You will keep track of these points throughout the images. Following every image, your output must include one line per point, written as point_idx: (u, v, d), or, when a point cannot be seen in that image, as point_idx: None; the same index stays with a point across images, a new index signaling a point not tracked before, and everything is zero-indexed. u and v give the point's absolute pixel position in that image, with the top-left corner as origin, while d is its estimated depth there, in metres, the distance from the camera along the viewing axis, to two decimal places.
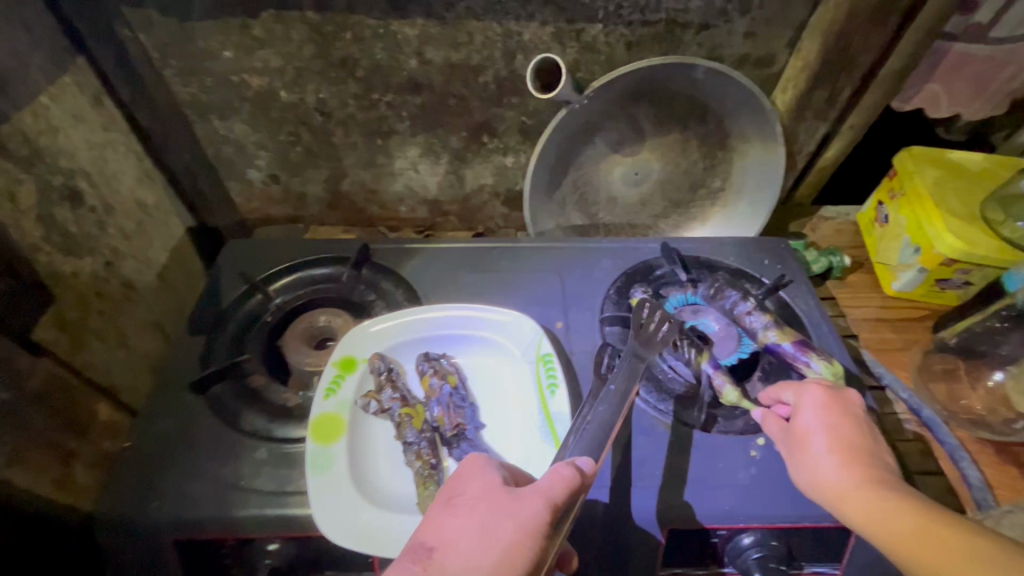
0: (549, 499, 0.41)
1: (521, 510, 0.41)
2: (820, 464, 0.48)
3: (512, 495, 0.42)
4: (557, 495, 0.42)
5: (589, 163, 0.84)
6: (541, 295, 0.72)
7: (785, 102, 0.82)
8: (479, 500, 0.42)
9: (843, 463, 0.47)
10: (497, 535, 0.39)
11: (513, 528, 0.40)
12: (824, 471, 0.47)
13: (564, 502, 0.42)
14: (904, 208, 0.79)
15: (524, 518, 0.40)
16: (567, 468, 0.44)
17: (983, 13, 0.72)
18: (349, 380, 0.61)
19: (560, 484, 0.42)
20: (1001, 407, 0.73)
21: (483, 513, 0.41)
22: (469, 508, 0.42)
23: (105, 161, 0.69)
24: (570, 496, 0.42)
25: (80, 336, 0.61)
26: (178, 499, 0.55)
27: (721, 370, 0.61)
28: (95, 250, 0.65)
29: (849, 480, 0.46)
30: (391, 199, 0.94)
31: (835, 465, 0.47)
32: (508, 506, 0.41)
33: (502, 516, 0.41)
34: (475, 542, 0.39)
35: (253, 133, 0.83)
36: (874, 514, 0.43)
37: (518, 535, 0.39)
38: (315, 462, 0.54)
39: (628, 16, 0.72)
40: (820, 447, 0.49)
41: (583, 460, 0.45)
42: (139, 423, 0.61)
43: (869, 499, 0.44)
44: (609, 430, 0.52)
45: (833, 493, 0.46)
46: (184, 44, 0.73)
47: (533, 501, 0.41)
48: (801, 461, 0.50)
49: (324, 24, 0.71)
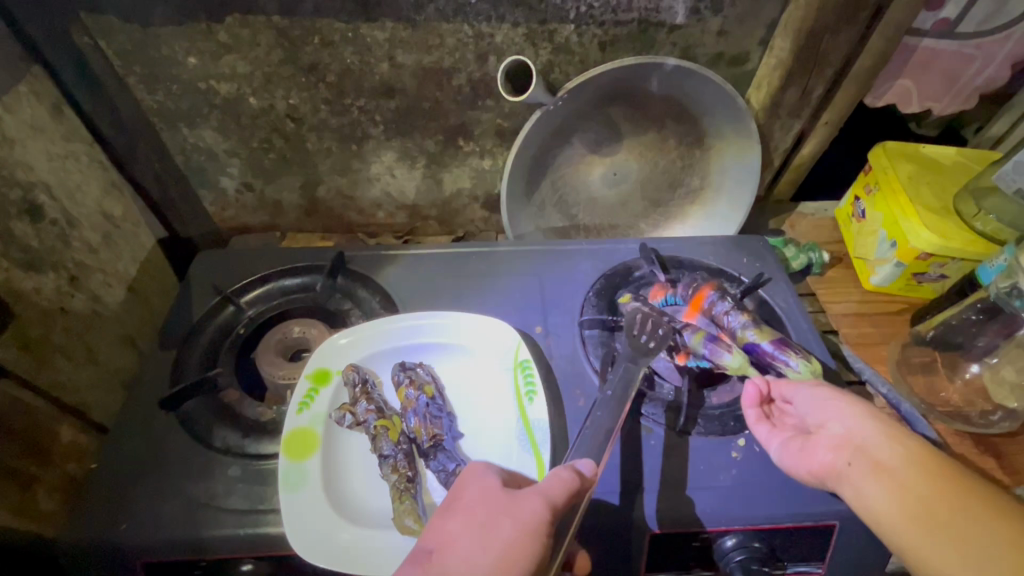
0: (546, 499, 0.43)
1: (518, 511, 0.42)
2: (855, 409, 0.52)
3: (510, 498, 0.44)
4: (556, 496, 0.43)
5: (568, 164, 0.84)
6: (520, 298, 0.71)
7: (759, 100, 0.82)
8: (477, 504, 0.44)
9: (874, 414, 0.52)
10: (496, 535, 0.41)
11: (512, 527, 0.41)
12: (856, 411, 0.52)
13: (563, 504, 0.43)
14: (880, 203, 0.80)
15: (523, 517, 0.42)
16: (565, 471, 0.45)
17: (950, 9, 0.73)
18: (323, 394, 0.60)
19: (558, 486, 0.44)
20: (978, 399, 0.74)
21: (482, 515, 0.43)
22: (468, 511, 0.43)
23: (68, 173, 0.67)
24: (569, 499, 0.44)
25: (44, 354, 0.59)
26: (146, 523, 0.54)
27: (720, 341, 0.62)
28: (58, 265, 0.63)
29: (881, 426, 0.51)
30: (368, 205, 0.92)
31: (874, 411, 0.52)
32: (508, 508, 0.43)
33: (505, 515, 0.42)
34: (473, 543, 0.41)
35: (223, 140, 0.81)
36: (904, 453, 0.48)
37: (515, 535, 0.41)
38: (287, 479, 0.53)
39: (600, 16, 0.72)
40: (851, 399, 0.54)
41: (582, 463, 0.47)
42: (106, 445, 0.59)
43: (899, 442, 0.49)
44: (609, 433, 0.54)
45: (875, 435, 0.50)
46: (147, 50, 0.71)
47: (530, 501, 0.42)
48: (835, 400, 0.54)
49: (291, 28, 0.70)
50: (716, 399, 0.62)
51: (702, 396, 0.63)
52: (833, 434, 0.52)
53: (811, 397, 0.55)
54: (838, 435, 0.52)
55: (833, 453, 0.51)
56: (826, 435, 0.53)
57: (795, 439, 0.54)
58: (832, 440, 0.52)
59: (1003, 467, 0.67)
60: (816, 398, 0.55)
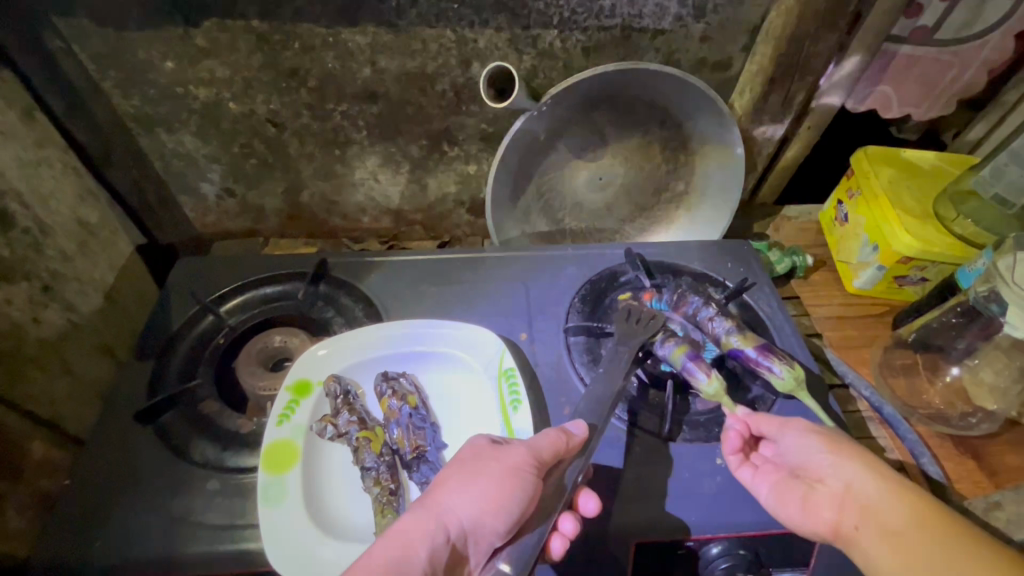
0: (532, 450, 0.48)
1: (507, 457, 0.48)
2: (864, 469, 0.50)
3: (499, 448, 0.49)
4: (543, 449, 0.49)
5: (554, 169, 0.83)
6: (506, 305, 0.71)
7: (743, 106, 0.82)
8: (469, 453, 0.49)
9: (885, 476, 0.49)
10: (484, 478, 0.46)
11: (499, 468, 0.47)
12: (863, 471, 0.49)
13: (548, 457, 0.49)
14: (862, 207, 0.81)
15: (512, 461, 0.48)
16: (554, 431, 0.51)
17: (928, 17, 0.73)
18: (304, 404, 0.59)
19: (546, 442, 0.49)
20: (958, 402, 0.75)
21: (473, 462, 0.48)
22: (460, 461, 0.49)
23: (40, 180, 0.65)
24: (554, 453, 0.49)
25: (16, 366, 0.58)
26: (124, 540, 0.53)
27: (699, 360, 0.60)
28: (31, 275, 0.61)
29: (893, 491, 0.48)
30: (352, 210, 0.91)
31: (873, 461, 0.50)
32: (497, 455, 0.48)
33: (494, 461, 0.48)
34: (466, 484, 0.46)
35: (203, 145, 0.80)
36: (915, 520, 0.46)
37: (503, 474, 0.47)
38: (267, 493, 0.52)
39: (584, 21, 0.72)
40: (855, 450, 0.51)
41: (573, 424, 0.52)
42: (80, 460, 0.58)
43: (911, 508, 0.47)
44: (608, 402, 0.57)
45: (883, 494, 0.48)
46: (123, 55, 0.69)
47: (517, 450, 0.48)
48: (835, 448, 0.52)
49: (271, 33, 0.69)
50: (701, 405, 0.62)
51: (687, 402, 0.63)
52: (832, 489, 0.50)
53: (800, 445, 0.54)
54: (841, 491, 0.49)
55: (837, 512, 0.49)
56: (826, 489, 0.50)
57: (792, 488, 0.52)
58: (833, 496, 0.50)
59: (983, 469, 0.68)
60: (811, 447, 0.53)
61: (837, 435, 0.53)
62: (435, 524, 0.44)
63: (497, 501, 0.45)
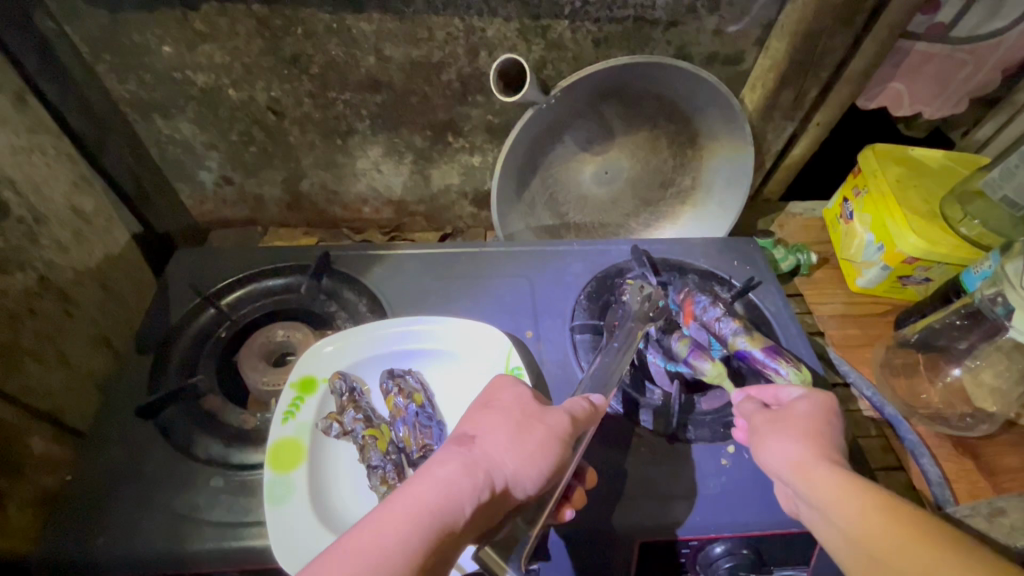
0: (569, 413, 0.48)
1: (549, 419, 0.47)
2: (791, 459, 0.47)
3: (543, 408, 0.49)
4: (578, 416, 0.48)
5: (559, 162, 0.82)
6: (510, 302, 0.70)
7: (753, 101, 0.81)
8: (513, 405, 0.48)
9: (810, 470, 0.45)
10: (531, 434, 0.45)
11: (546, 432, 0.46)
12: (789, 459, 0.47)
13: (582, 425, 0.48)
14: (869, 206, 0.80)
15: (553, 425, 0.47)
16: (582, 402, 0.50)
17: (946, 13, 0.72)
18: (309, 402, 0.58)
19: (580, 411, 0.49)
20: (958, 402, 0.75)
21: (518, 414, 0.47)
22: (505, 409, 0.48)
23: (33, 167, 0.62)
24: (588, 425, 0.49)
25: (13, 360, 0.57)
26: (128, 536, 0.52)
27: (699, 350, 0.63)
28: (26, 265, 0.59)
29: (821, 482, 0.44)
30: (353, 200, 0.90)
31: (805, 450, 0.47)
32: (539, 414, 0.48)
33: (535, 420, 0.47)
34: (511, 435, 0.45)
35: (201, 132, 0.78)
36: (840, 508, 0.42)
37: (547, 439, 0.46)
38: (272, 492, 0.52)
39: (595, 12, 0.70)
40: (792, 444, 0.48)
41: (596, 397, 0.52)
42: (82, 456, 0.57)
43: (845, 497, 0.42)
44: (612, 374, 0.58)
45: (804, 488, 0.45)
46: (116, 37, 0.67)
47: (555, 415, 0.47)
48: (774, 436, 0.49)
49: (272, 17, 0.67)
50: (707, 404, 0.62)
51: (692, 402, 0.63)
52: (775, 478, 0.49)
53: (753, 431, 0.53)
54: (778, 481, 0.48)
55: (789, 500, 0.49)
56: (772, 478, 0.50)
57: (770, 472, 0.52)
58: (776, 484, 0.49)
59: (982, 470, 0.68)
60: (759, 433, 0.51)
61: (792, 423, 0.50)
62: (481, 475, 0.42)
63: (535, 468, 0.44)
